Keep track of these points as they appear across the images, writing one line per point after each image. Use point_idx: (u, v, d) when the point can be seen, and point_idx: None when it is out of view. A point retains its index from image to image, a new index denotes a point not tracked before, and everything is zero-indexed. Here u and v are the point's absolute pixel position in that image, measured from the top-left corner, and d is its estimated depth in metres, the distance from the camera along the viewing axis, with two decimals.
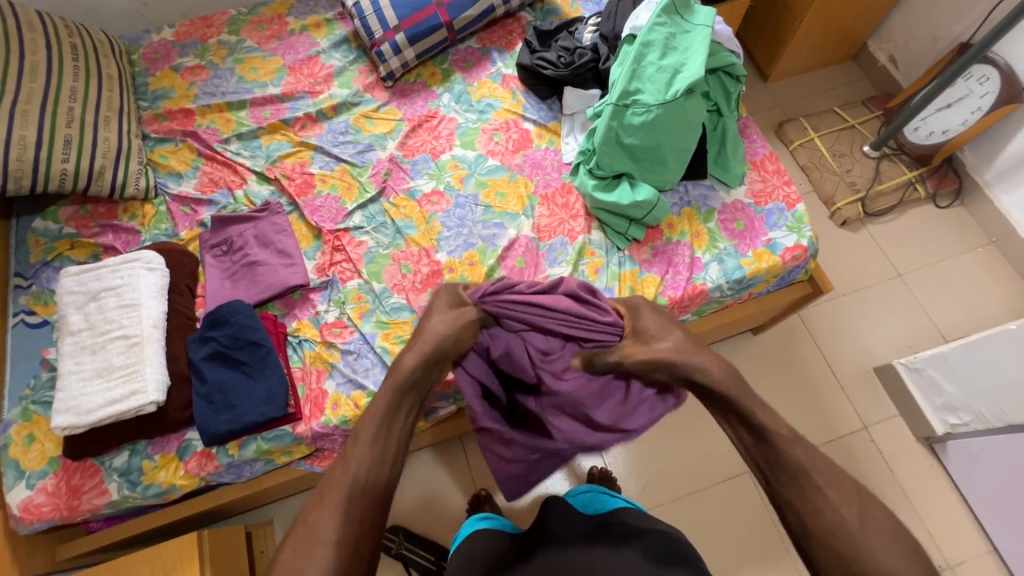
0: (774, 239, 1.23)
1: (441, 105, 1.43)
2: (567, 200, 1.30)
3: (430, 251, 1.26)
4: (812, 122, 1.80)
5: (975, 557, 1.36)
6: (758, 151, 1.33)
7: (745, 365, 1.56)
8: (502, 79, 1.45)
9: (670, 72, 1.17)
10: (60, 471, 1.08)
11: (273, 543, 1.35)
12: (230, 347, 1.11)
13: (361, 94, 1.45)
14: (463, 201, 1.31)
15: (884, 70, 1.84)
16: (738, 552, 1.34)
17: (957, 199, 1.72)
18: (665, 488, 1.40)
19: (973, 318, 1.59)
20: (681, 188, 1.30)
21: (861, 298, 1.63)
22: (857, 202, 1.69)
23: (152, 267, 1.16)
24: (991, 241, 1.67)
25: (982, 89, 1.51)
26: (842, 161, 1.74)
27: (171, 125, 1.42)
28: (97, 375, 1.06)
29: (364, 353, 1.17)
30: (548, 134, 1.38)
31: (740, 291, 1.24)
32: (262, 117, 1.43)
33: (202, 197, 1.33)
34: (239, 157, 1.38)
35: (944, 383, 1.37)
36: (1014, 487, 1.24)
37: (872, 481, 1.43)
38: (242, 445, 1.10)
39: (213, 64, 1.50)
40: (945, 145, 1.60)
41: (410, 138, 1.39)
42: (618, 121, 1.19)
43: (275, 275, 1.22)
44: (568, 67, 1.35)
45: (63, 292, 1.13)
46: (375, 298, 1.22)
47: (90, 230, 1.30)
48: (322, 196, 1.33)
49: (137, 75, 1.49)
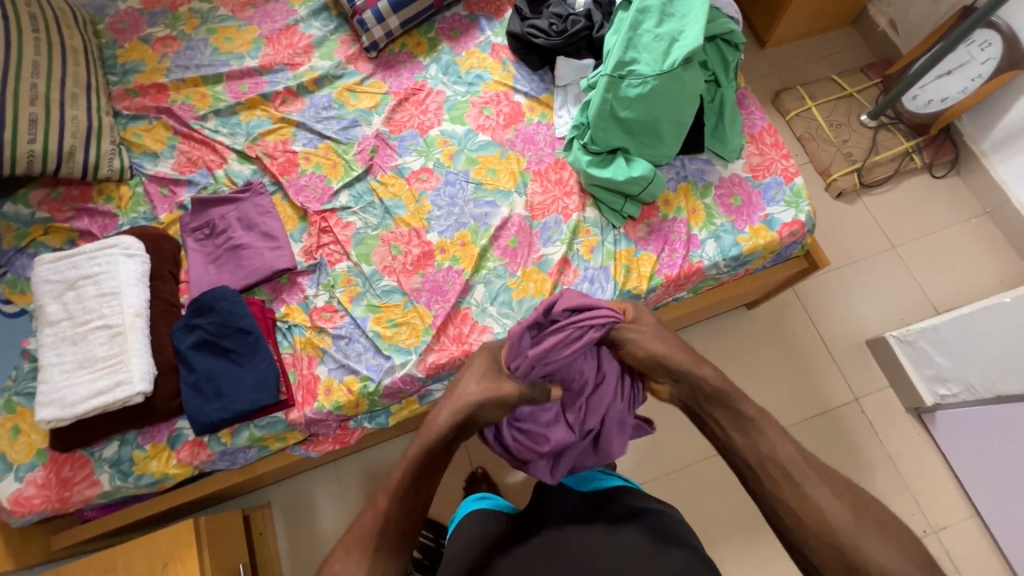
0: (772, 214, 1.20)
1: (428, 77, 1.37)
2: (561, 175, 1.26)
3: (420, 232, 1.22)
4: (809, 91, 1.75)
5: (959, 521, 1.39)
6: (756, 122, 1.29)
7: (738, 339, 1.56)
8: (492, 48, 1.39)
9: (668, 40, 1.12)
10: (49, 463, 1.06)
11: (271, 525, 1.35)
12: (217, 334, 1.09)
13: (344, 66, 1.38)
14: (453, 177, 1.27)
15: (883, 36, 1.79)
16: (731, 522, 1.37)
17: (953, 169, 1.70)
18: (659, 463, 1.42)
19: (965, 288, 1.60)
20: (678, 162, 1.27)
21: (855, 272, 1.63)
22: (853, 173, 1.66)
23: (131, 253, 1.11)
24: (985, 211, 1.66)
25: (984, 55, 1.47)
26: (839, 131, 1.70)
27: (144, 101, 1.35)
28: (81, 366, 1.03)
29: (355, 337, 1.15)
30: (541, 106, 1.33)
31: (737, 268, 1.22)
32: (240, 92, 1.36)
33: (181, 177, 1.28)
34: (217, 134, 1.32)
35: (935, 355, 1.38)
36: (1002, 456, 1.26)
37: (861, 452, 1.45)
38: (234, 433, 1.08)
39: (185, 35, 1.41)
40: (942, 114, 1.57)
41: (396, 113, 1.34)
42: (613, 93, 1.15)
43: (261, 259, 1.18)
44: (560, 35, 1.30)
45: (39, 281, 1.09)
46: (365, 281, 1.19)
47: (64, 214, 1.24)
48: (307, 174, 1.28)
49: (104, 48, 1.41)
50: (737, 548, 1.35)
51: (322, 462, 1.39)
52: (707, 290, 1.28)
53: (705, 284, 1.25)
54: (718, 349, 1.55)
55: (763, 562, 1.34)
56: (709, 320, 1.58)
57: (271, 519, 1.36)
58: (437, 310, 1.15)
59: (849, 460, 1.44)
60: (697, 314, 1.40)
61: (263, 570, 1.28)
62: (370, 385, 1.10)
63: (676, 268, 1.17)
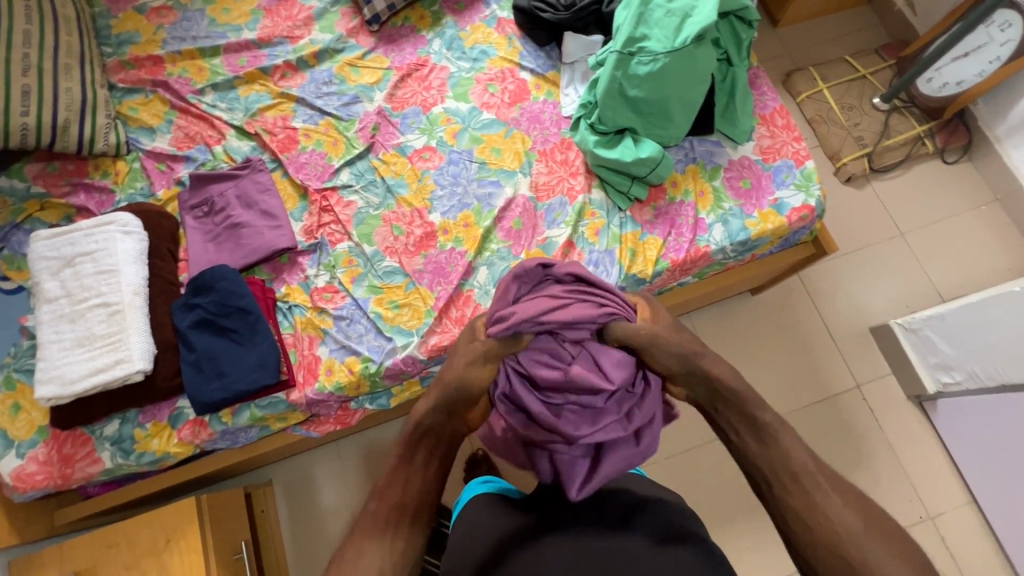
0: (781, 198, 1.18)
1: (431, 52, 1.33)
2: (567, 156, 1.24)
3: (423, 212, 1.20)
4: (821, 72, 1.71)
5: (955, 508, 1.40)
6: (768, 103, 1.26)
7: (742, 324, 1.55)
8: (497, 23, 1.35)
9: (680, 16, 1.08)
10: (50, 440, 1.06)
11: (273, 503, 1.36)
12: (217, 314, 1.07)
13: (345, 40, 1.34)
14: (456, 157, 1.24)
15: (901, 15, 1.74)
16: (729, 507, 1.38)
17: (965, 155, 1.67)
18: (659, 446, 1.42)
19: (971, 276, 1.58)
20: (686, 144, 1.24)
21: (863, 258, 1.61)
22: (864, 157, 1.63)
23: (129, 230, 1.10)
24: (996, 198, 1.64)
25: (1004, 36, 1.43)
26: (851, 114, 1.66)
27: (139, 73, 1.32)
28: (79, 344, 1.02)
29: (357, 318, 1.14)
30: (547, 84, 1.30)
31: (744, 253, 1.20)
32: (239, 65, 1.32)
33: (179, 153, 1.25)
34: (215, 109, 1.28)
35: (940, 344, 1.37)
36: (1003, 445, 1.26)
37: (861, 439, 1.46)
38: (236, 413, 1.08)
39: (181, 5, 1.37)
40: (958, 98, 1.53)
41: (398, 89, 1.30)
42: (622, 71, 1.12)
43: (260, 237, 1.16)
44: (568, 10, 1.26)
45: (35, 258, 1.07)
46: (366, 261, 1.17)
47: (60, 189, 1.22)
48: (307, 152, 1.25)
49: (97, 17, 1.36)
50: (735, 531, 1.36)
51: (323, 442, 1.40)
52: (712, 275, 1.27)
53: (711, 268, 1.23)
54: (722, 334, 1.54)
55: (761, 545, 1.35)
56: (713, 305, 1.56)
57: (273, 497, 1.37)
58: (439, 292, 1.14)
59: (848, 446, 1.45)
60: (701, 299, 1.38)
61: (264, 547, 1.29)
62: (371, 366, 1.09)
63: (682, 252, 1.15)
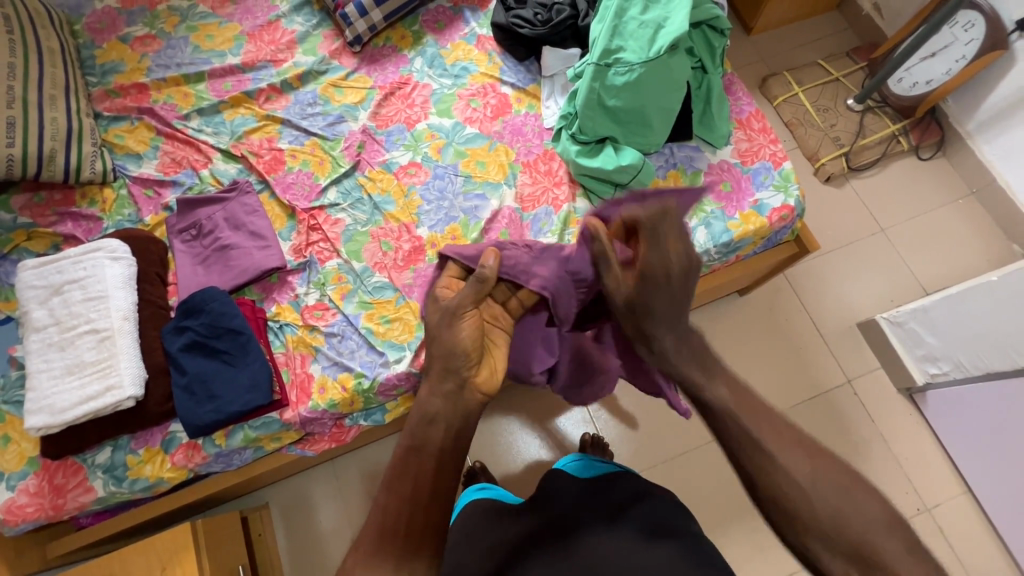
0: (761, 199, 1.21)
1: (414, 70, 1.36)
2: (550, 166, 1.26)
3: (410, 227, 1.21)
4: (795, 76, 1.75)
5: (951, 498, 1.41)
6: (743, 108, 1.29)
7: (729, 323, 1.57)
8: (477, 40, 1.38)
9: (653, 27, 1.11)
10: (41, 471, 1.05)
11: (269, 526, 1.35)
12: (207, 336, 1.07)
13: (327, 61, 1.37)
14: (442, 171, 1.26)
15: (869, 20, 1.79)
16: (727, 508, 1.38)
17: (939, 150, 1.71)
18: (655, 451, 1.43)
19: (951, 268, 1.61)
20: (666, 150, 1.26)
21: (845, 256, 1.64)
22: (841, 157, 1.67)
23: (117, 256, 1.10)
24: (972, 191, 1.67)
25: (968, 36, 1.47)
26: (827, 116, 1.70)
27: (125, 101, 1.33)
28: (69, 372, 1.02)
29: (348, 335, 1.14)
30: (528, 97, 1.32)
31: (728, 254, 1.22)
32: (223, 90, 1.34)
33: (166, 178, 1.26)
34: (201, 134, 1.30)
35: (925, 335, 1.39)
36: (994, 432, 1.28)
37: (853, 434, 1.47)
38: (229, 434, 1.08)
39: (164, 33, 1.39)
40: (929, 96, 1.58)
41: (382, 107, 1.32)
42: (600, 82, 1.14)
43: (249, 258, 1.16)
44: (545, 25, 1.29)
45: (23, 287, 1.07)
46: (356, 278, 1.18)
47: (47, 218, 1.22)
48: (294, 172, 1.27)
49: (82, 48, 1.38)
50: (734, 533, 1.36)
51: (319, 462, 1.39)
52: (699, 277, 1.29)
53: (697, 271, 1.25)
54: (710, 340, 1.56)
55: (761, 545, 1.35)
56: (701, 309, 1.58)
57: (270, 519, 1.36)
58: None
59: (840, 440, 1.46)
60: None
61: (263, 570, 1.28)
62: (364, 382, 1.09)
63: None
